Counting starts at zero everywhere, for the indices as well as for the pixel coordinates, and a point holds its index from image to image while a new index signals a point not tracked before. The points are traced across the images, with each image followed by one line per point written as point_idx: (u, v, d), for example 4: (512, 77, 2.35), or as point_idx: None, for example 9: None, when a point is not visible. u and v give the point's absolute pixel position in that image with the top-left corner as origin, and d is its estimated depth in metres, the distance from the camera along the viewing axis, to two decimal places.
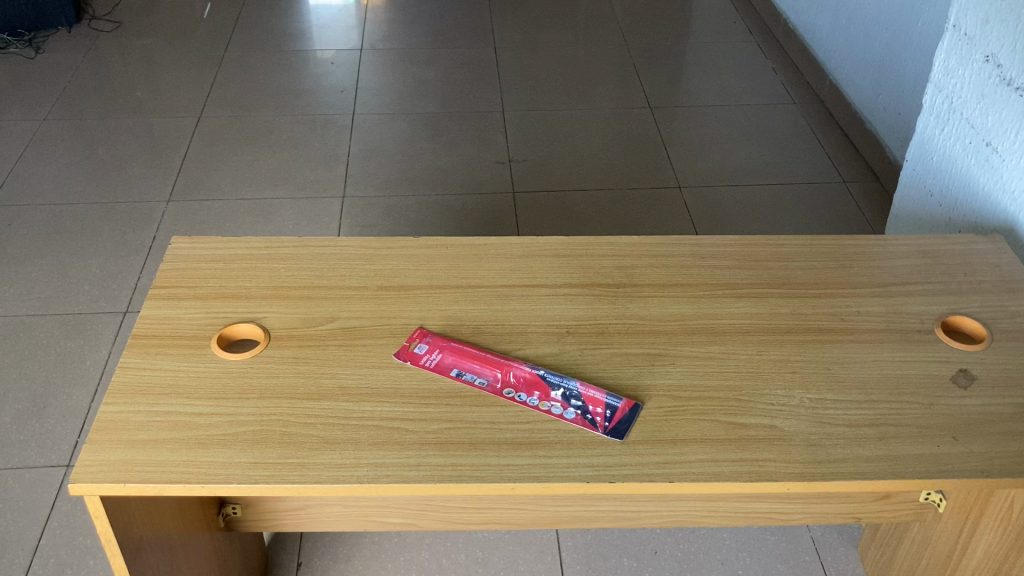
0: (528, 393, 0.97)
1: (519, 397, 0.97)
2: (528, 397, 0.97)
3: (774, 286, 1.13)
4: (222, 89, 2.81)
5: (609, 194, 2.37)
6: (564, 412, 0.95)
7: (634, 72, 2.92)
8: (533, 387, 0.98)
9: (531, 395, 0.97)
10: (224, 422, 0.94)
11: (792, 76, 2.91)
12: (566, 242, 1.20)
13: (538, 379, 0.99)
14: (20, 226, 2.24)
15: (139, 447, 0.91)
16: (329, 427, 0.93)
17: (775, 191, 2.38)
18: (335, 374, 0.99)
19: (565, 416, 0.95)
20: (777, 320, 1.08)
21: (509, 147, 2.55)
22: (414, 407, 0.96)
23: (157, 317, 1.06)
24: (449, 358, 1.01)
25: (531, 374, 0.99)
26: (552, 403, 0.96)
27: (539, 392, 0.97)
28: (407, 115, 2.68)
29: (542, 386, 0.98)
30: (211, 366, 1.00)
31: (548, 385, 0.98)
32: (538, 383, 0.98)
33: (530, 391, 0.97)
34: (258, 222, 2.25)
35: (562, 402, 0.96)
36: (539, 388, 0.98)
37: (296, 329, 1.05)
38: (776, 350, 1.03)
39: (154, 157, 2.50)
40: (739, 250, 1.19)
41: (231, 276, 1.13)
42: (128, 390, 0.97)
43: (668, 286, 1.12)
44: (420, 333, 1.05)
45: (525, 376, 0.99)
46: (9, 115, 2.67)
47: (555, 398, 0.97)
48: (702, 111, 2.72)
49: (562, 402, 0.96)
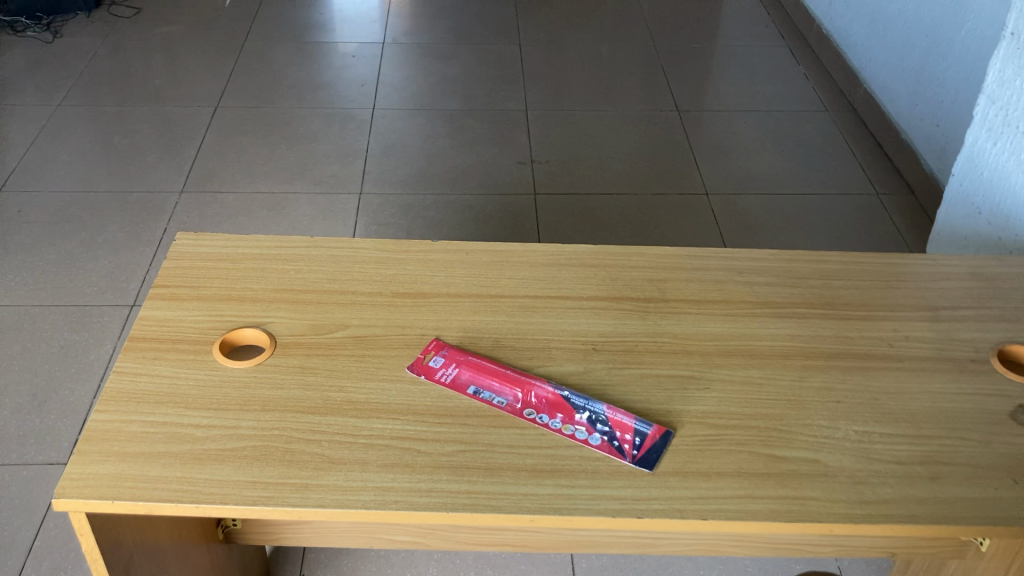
0: (550, 416, 0.90)
1: (541, 419, 0.90)
2: (550, 419, 0.90)
3: (817, 306, 1.05)
4: (241, 79, 2.75)
5: (634, 198, 2.29)
6: (589, 437, 0.88)
7: (663, 74, 2.84)
8: (556, 410, 0.91)
9: (553, 417, 0.90)
10: (223, 436, 0.87)
11: (825, 83, 2.82)
12: (595, 251, 1.13)
13: (561, 401, 0.92)
14: (29, 213, 2.18)
15: (131, 460, 0.84)
16: (335, 445, 0.87)
17: (806, 201, 2.30)
18: (344, 387, 0.93)
19: (590, 442, 0.87)
20: (820, 344, 1.00)
21: (532, 147, 2.48)
22: (427, 426, 0.89)
23: (157, 318, 0.99)
24: (466, 374, 0.94)
25: (554, 395, 0.92)
26: (576, 427, 0.89)
27: (562, 414, 0.90)
28: (427, 111, 2.61)
29: (565, 409, 0.91)
30: (211, 374, 0.93)
31: (573, 407, 0.91)
32: (561, 405, 0.91)
33: (552, 413, 0.90)
34: (272, 217, 2.19)
35: (587, 426, 0.89)
36: (562, 410, 0.91)
37: (304, 336, 0.98)
38: (818, 377, 0.96)
39: (169, 146, 2.45)
40: (780, 266, 1.11)
41: (237, 276, 1.06)
42: (122, 397, 0.91)
43: (703, 302, 1.05)
44: (435, 344, 0.98)
45: (547, 397, 0.92)
46: (23, 100, 2.62)
47: (579, 422, 0.89)
48: (732, 116, 2.64)
49: (587, 426, 0.89)
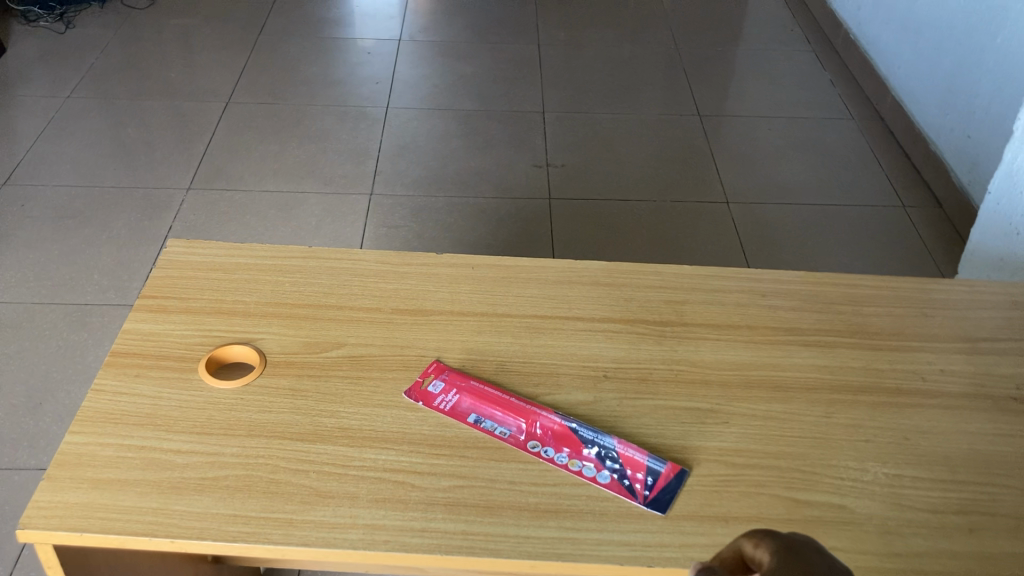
0: (556, 449, 0.84)
1: (546, 453, 0.83)
2: (556, 454, 0.83)
3: (844, 335, 0.98)
4: (254, 74, 2.70)
5: (651, 205, 2.22)
6: (598, 474, 0.81)
7: (685, 78, 2.77)
8: (562, 443, 0.84)
9: (559, 452, 0.84)
10: (204, 464, 0.81)
11: (852, 90, 2.74)
12: (609, 269, 1.07)
13: (568, 432, 0.85)
14: (33, 208, 2.14)
15: (104, 488, 0.78)
16: (323, 476, 0.81)
17: (830, 212, 2.22)
18: (336, 413, 0.86)
19: (599, 480, 0.81)
20: (848, 376, 0.93)
21: (548, 150, 2.41)
22: (423, 457, 0.83)
23: (142, 332, 0.94)
24: (466, 401, 0.88)
25: (561, 427, 0.86)
26: (584, 463, 0.83)
27: (569, 448, 0.84)
28: (441, 111, 2.55)
29: (573, 442, 0.85)
30: (195, 394, 0.88)
31: (581, 440, 0.85)
32: (568, 438, 0.85)
33: (558, 447, 0.84)
34: (279, 217, 2.13)
35: (596, 462, 0.83)
36: (569, 444, 0.84)
37: (297, 354, 0.92)
38: (846, 413, 0.89)
39: (177, 142, 2.40)
40: (806, 290, 1.04)
41: (229, 288, 1.00)
42: (100, 417, 0.85)
43: (723, 327, 0.98)
44: (435, 367, 0.91)
45: (554, 429, 0.86)
46: (31, 91, 2.57)
47: (587, 457, 0.83)
48: (755, 122, 2.57)
49: (595, 463, 0.83)
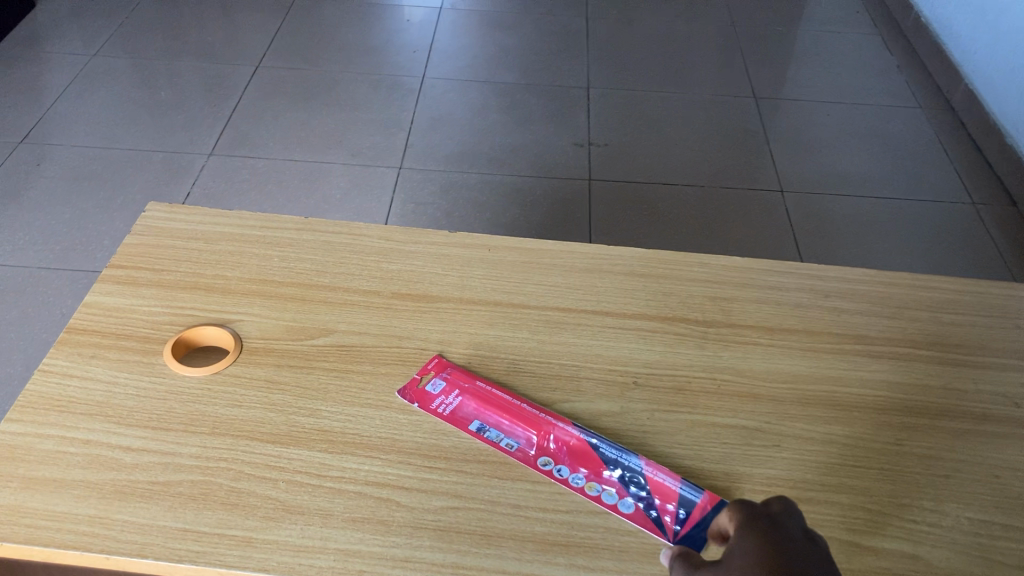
0: (571, 469, 0.71)
1: (559, 472, 0.70)
2: (571, 474, 0.70)
3: (920, 346, 0.83)
4: (287, 37, 2.57)
5: (699, 191, 2.07)
6: (620, 503, 0.68)
7: (741, 58, 2.60)
8: (579, 462, 0.71)
9: (575, 472, 0.70)
10: (156, 465, 0.69)
11: (920, 77, 2.56)
12: (646, 256, 0.92)
13: (587, 449, 0.72)
14: (50, 167, 2.05)
15: (37, 489, 0.67)
16: (293, 488, 0.68)
17: (892, 206, 2.05)
18: (317, 412, 0.74)
19: (621, 510, 0.68)
20: (924, 397, 0.78)
21: (590, 129, 2.27)
22: (414, 470, 0.70)
23: (105, 307, 0.82)
24: (469, 405, 0.75)
25: (578, 441, 0.72)
26: (604, 487, 0.69)
27: (587, 468, 0.71)
28: (480, 84, 2.41)
29: (592, 461, 0.71)
30: (157, 382, 0.76)
31: (601, 459, 0.71)
32: (587, 455, 0.71)
33: (574, 466, 0.71)
34: (303, 187, 2.02)
35: (618, 488, 0.69)
36: (588, 463, 0.71)
37: (278, 341, 0.80)
38: (922, 441, 0.75)
39: (202, 105, 2.29)
40: (876, 290, 0.89)
41: (209, 262, 0.88)
42: (44, 403, 0.73)
43: (776, 330, 0.84)
44: (435, 363, 0.78)
45: (570, 444, 0.72)
46: (58, 47, 2.48)
47: (608, 481, 0.70)
48: (815, 108, 2.39)
49: (617, 488, 0.69)
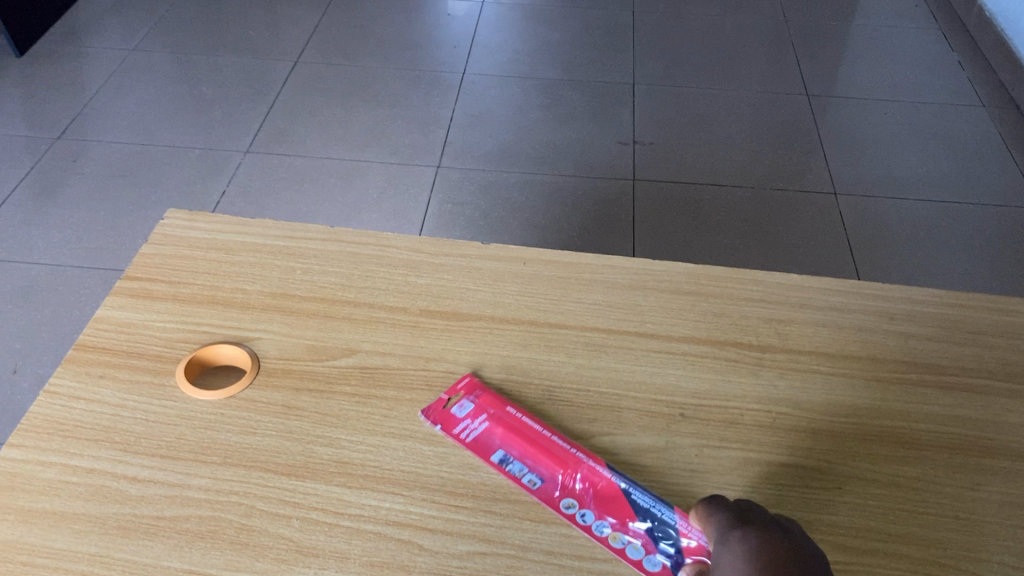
0: (596, 515, 0.65)
1: (583, 518, 0.64)
2: (596, 521, 0.64)
3: (997, 378, 0.76)
4: (327, 31, 2.53)
5: (748, 193, 1.99)
6: (646, 559, 0.62)
7: (793, 53, 2.50)
8: (605, 509, 0.65)
9: (601, 520, 0.64)
10: (163, 498, 0.64)
11: (983, 74, 2.44)
12: (694, 272, 0.86)
13: (616, 495, 0.66)
14: (84, 164, 2.03)
15: (35, 522, 0.62)
16: (308, 526, 0.63)
17: (953, 210, 1.95)
18: (337, 442, 0.69)
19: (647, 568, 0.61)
20: (1003, 435, 0.71)
21: (635, 127, 2.20)
22: (439, 509, 0.64)
23: (118, 323, 0.78)
24: (494, 433, 0.69)
25: (608, 485, 0.66)
26: (631, 539, 0.63)
27: (614, 516, 0.64)
28: (521, 80, 2.35)
29: (620, 507, 0.65)
30: (168, 406, 0.71)
31: (631, 506, 0.65)
32: (616, 501, 0.65)
33: (600, 512, 0.65)
34: (339, 186, 1.98)
35: (645, 541, 0.63)
36: (615, 510, 0.65)
37: (297, 361, 0.75)
38: (1000, 487, 0.67)
39: (240, 101, 2.25)
40: (947, 313, 0.82)
41: (228, 274, 0.83)
42: (48, 427, 0.69)
43: (837, 357, 0.77)
44: (467, 384, 0.73)
45: (599, 487, 0.66)
46: (99, 42, 2.46)
47: (635, 533, 0.63)
48: (872, 107, 2.29)
49: (643, 541, 0.63)
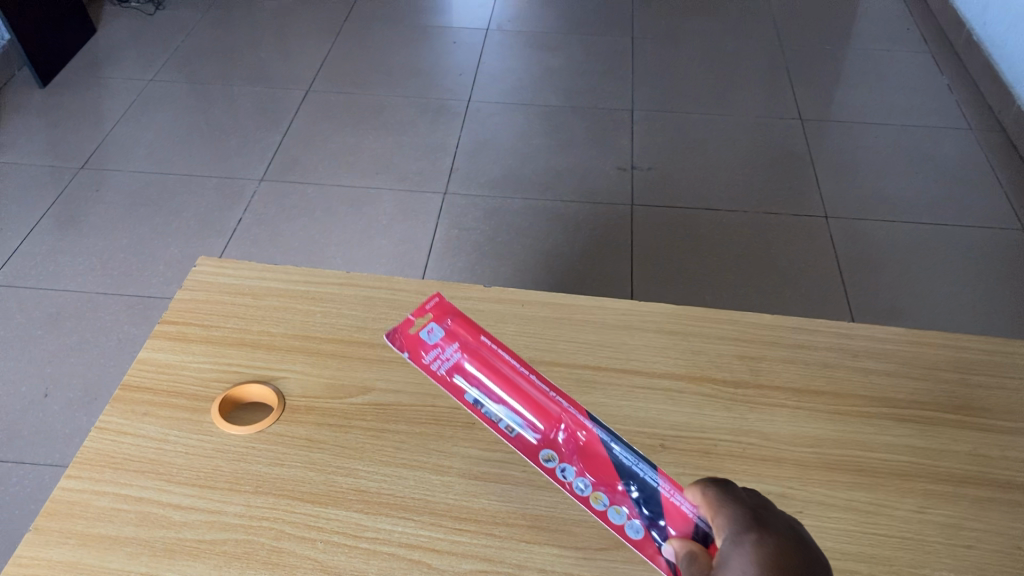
0: (578, 472, 0.78)
1: (564, 473, 0.78)
2: (577, 479, 0.77)
3: (947, 410, 0.84)
4: (338, 61, 2.63)
5: (742, 217, 2.07)
6: (627, 525, 0.74)
7: (787, 78, 2.59)
8: (586, 466, 0.78)
9: (583, 478, 0.77)
10: (203, 523, 0.73)
11: (971, 97, 2.53)
12: (676, 312, 0.94)
13: (600, 457, 0.78)
14: (107, 193, 2.12)
15: (92, 545, 0.71)
16: (331, 548, 0.71)
17: (940, 233, 2.03)
18: (355, 472, 0.77)
19: (625, 527, 0.74)
20: (950, 464, 0.79)
21: (634, 153, 2.28)
22: (445, 532, 0.73)
23: (158, 364, 0.87)
24: (462, 363, 0.86)
25: (594, 447, 0.79)
26: (613, 504, 0.76)
27: (597, 477, 0.77)
28: (525, 107, 2.44)
29: (602, 469, 0.78)
30: (205, 440, 0.80)
31: (615, 468, 0.77)
32: (599, 460, 0.78)
33: (582, 471, 0.78)
34: (350, 213, 2.07)
35: (629, 507, 0.75)
36: (598, 471, 0.78)
37: (318, 399, 0.84)
38: (945, 509, 0.75)
39: (254, 129, 2.35)
40: (905, 351, 0.90)
41: (255, 318, 0.92)
42: (100, 460, 0.78)
43: (804, 392, 0.85)
44: (434, 308, 0.91)
45: (580, 442, 0.80)
46: (118, 73, 2.56)
47: (619, 498, 0.76)
48: (862, 131, 2.38)
49: (629, 506, 0.75)
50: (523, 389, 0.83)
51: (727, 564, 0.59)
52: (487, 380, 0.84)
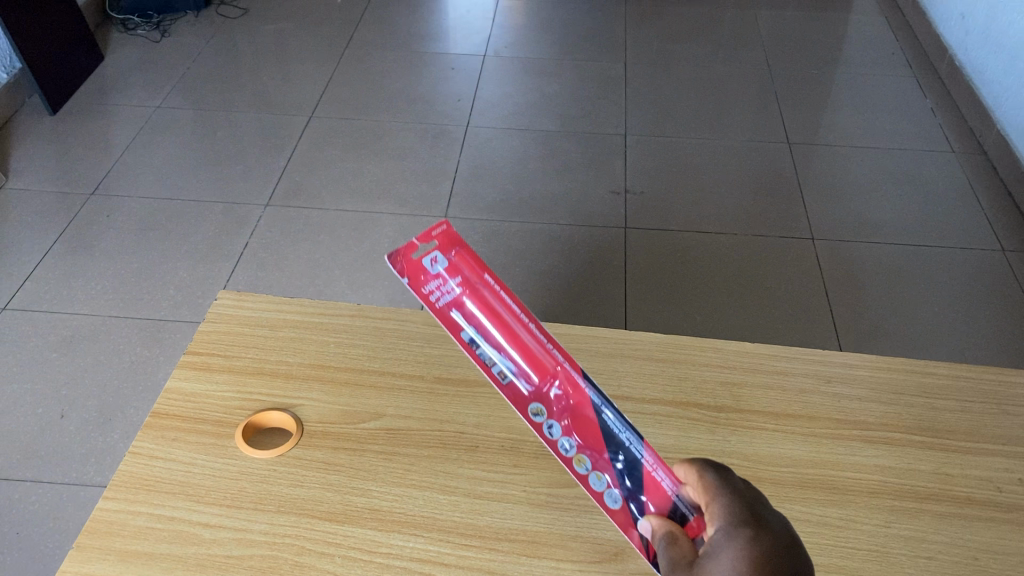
0: (565, 432, 0.74)
1: (551, 430, 0.74)
2: (562, 438, 0.74)
3: (914, 433, 0.91)
4: (339, 86, 2.71)
5: (731, 239, 2.15)
6: (606, 494, 0.73)
7: (775, 103, 2.68)
8: (574, 426, 0.74)
9: (570, 438, 0.74)
10: (230, 540, 0.80)
11: (954, 120, 2.61)
12: (664, 341, 1.01)
13: (592, 421, 0.73)
14: (117, 219, 2.19)
15: (129, 561, 0.78)
16: (348, 562, 0.78)
17: (922, 254, 2.11)
18: (368, 492, 0.84)
19: (605, 497, 0.73)
20: (914, 482, 0.86)
21: (627, 176, 2.36)
22: (452, 547, 0.80)
23: (185, 393, 0.94)
24: (463, 301, 0.77)
25: (586, 410, 0.74)
26: (596, 469, 0.74)
27: (587, 440, 0.74)
28: (521, 131, 2.52)
29: (592, 433, 0.74)
30: (230, 464, 0.87)
31: (604, 434, 0.73)
32: (589, 423, 0.74)
33: (568, 431, 0.74)
34: (353, 237, 2.14)
35: (612, 476, 0.73)
36: (586, 434, 0.74)
37: (334, 424, 0.91)
38: (909, 524, 0.83)
39: (259, 155, 2.43)
40: (876, 377, 0.98)
41: (273, 348, 0.99)
42: (134, 482, 0.85)
43: (781, 416, 0.93)
44: (443, 235, 0.80)
45: (572, 401, 0.74)
46: (125, 100, 2.64)
47: (605, 466, 0.73)
48: (848, 154, 2.46)
49: (611, 475, 0.73)
50: (521, 337, 0.76)
51: (715, 556, 0.54)
52: (486, 323, 0.76)
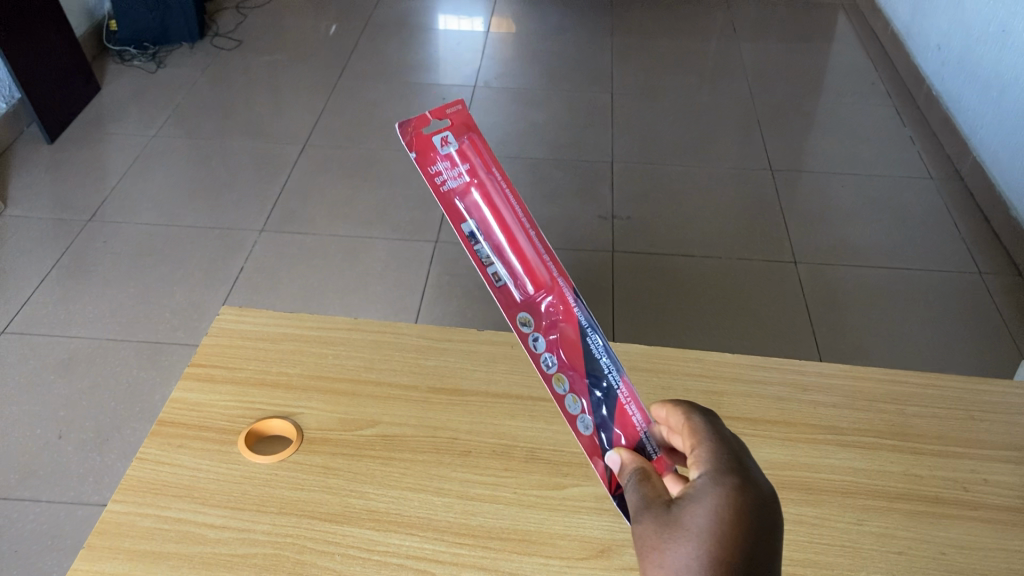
0: (549, 347, 0.76)
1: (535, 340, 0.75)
2: (546, 354, 0.75)
3: (886, 437, 0.96)
4: (333, 116, 2.77)
5: (716, 262, 2.20)
6: (579, 419, 0.75)
7: (758, 131, 2.75)
8: (560, 343, 0.76)
9: (553, 355, 0.76)
10: (234, 540, 0.84)
11: (932, 147, 2.68)
12: (648, 352, 1.06)
13: (579, 341, 0.76)
14: (114, 245, 2.23)
15: (138, 559, 0.82)
16: (348, 559, 0.82)
17: (901, 277, 2.17)
18: (366, 495, 0.88)
19: (577, 421, 0.75)
20: (885, 482, 0.91)
21: (614, 203, 2.42)
22: (447, 545, 0.84)
23: (188, 403, 0.97)
24: (470, 192, 0.77)
25: (573, 330, 0.76)
26: (573, 392, 0.76)
27: (570, 359, 0.76)
28: (511, 159, 2.58)
29: (577, 354, 0.76)
30: (233, 468, 0.90)
31: (587, 357, 0.76)
32: (573, 343, 0.76)
33: (553, 347, 0.76)
34: (346, 262, 2.18)
35: (588, 401, 0.75)
36: (571, 353, 0.76)
37: (332, 432, 0.95)
38: (879, 521, 0.87)
39: (255, 182, 2.47)
40: (850, 385, 1.02)
41: (274, 361, 1.03)
42: (141, 487, 0.89)
43: (759, 422, 0.97)
44: (458, 120, 0.79)
45: (561, 316, 0.76)
46: (122, 129, 2.69)
47: (582, 391, 0.76)
48: (829, 180, 2.53)
49: (587, 400, 0.76)
50: (520, 243, 0.76)
51: (696, 499, 0.54)
52: (488, 217, 0.76)
